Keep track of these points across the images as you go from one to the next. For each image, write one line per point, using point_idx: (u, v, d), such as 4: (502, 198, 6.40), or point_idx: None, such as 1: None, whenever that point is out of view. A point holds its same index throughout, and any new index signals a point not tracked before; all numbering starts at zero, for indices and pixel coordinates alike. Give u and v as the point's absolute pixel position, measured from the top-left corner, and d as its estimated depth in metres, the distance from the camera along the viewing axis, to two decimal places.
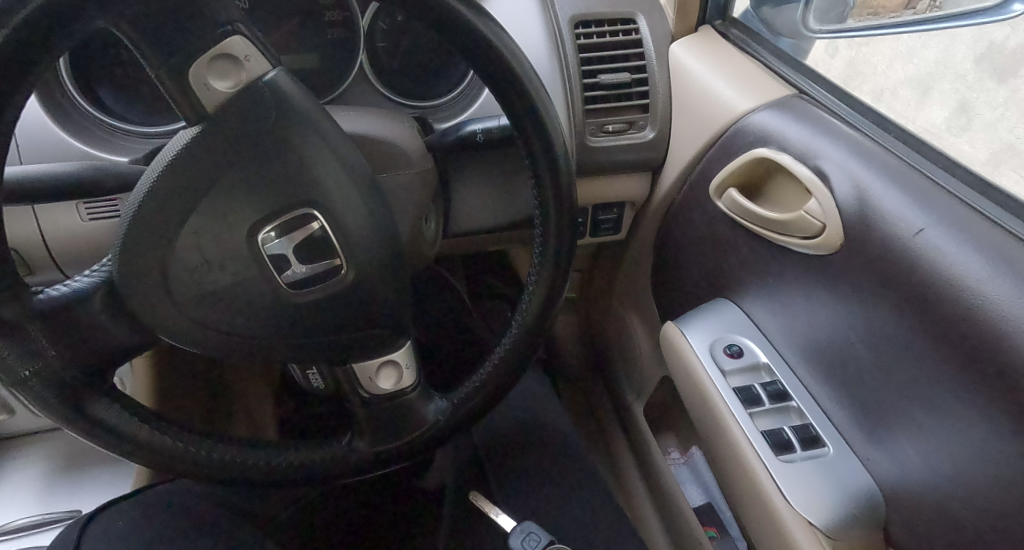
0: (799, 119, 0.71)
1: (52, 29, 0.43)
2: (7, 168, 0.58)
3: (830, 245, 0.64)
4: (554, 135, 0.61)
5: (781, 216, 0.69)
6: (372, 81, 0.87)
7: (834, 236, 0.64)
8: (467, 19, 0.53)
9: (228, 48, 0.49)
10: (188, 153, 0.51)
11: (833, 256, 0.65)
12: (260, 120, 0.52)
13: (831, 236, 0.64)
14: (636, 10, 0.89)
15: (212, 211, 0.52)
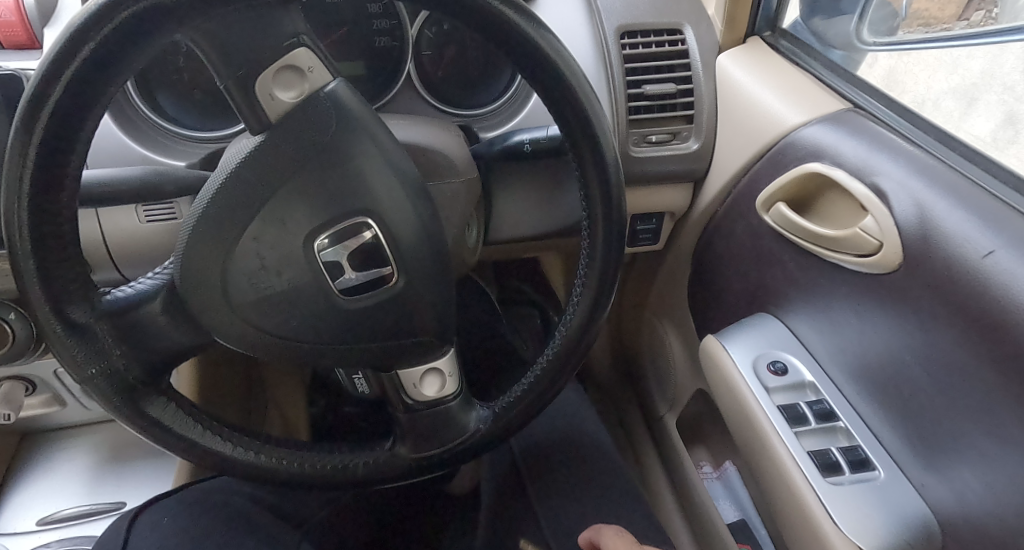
0: (854, 134, 0.70)
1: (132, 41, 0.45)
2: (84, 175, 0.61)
3: (887, 264, 0.63)
4: (605, 146, 0.61)
5: (834, 232, 0.68)
6: (418, 88, 0.88)
7: (892, 255, 0.63)
8: (524, 30, 0.53)
9: (293, 60, 0.51)
10: (253, 160, 0.53)
11: (889, 275, 0.63)
12: (321, 129, 0.54)
13: (888, 255, 0.63)
14: (682, 21, 0.89)
15: (273, 218, 0.54)
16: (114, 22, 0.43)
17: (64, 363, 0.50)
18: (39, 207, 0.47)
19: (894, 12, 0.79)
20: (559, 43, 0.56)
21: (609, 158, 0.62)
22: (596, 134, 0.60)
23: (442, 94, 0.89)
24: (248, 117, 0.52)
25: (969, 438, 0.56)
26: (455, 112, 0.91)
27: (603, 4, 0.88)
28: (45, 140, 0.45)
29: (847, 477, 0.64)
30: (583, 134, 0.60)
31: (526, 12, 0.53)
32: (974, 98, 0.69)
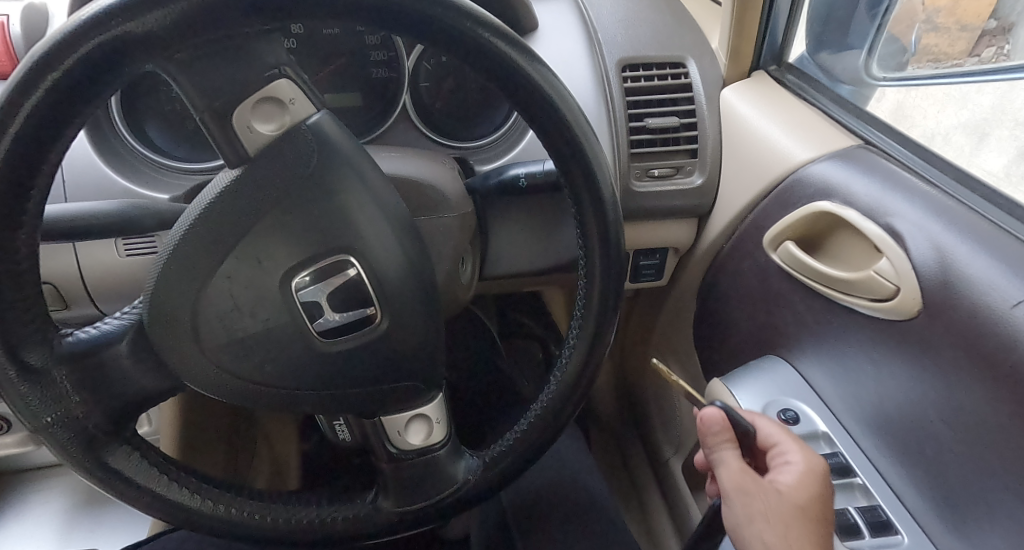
0: (866, 172, 0.67)
1: (101, 72, 0.42)
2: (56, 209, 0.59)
3: (907, 310, 0.59)
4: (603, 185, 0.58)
5: (847, 274, 0.65)
6: (413, 119, 0.86)
7: (911, 300, 0.59)
8: (515, 61, 0.50)
9: (274, 91, 0.49)
10: (231, 193, 0.50)
11: (909, 321, 0.59)
12: (302, 164, 0.51)
13: (907, 300, 0.59)
14: (686, 54, 0.87)
15: (249, 255, 0.51)
16: (80, 52, 0.41)
17: (17, 409, 0.46)
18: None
19: (903, 47, 0.77)
20: (554, 76, 0.53)
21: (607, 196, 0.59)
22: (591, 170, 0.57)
23: (437, 125, 0.87)
24: (225, 150, 0.50)
25: (1004, 503, 0.51)
26: (451, 144, 0.88)
27: (604, 36, 0.86)
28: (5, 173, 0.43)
29: (867, 542, 0.58)
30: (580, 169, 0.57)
31: (519, 44, 0.51)
32: (984, 133, 0.66)
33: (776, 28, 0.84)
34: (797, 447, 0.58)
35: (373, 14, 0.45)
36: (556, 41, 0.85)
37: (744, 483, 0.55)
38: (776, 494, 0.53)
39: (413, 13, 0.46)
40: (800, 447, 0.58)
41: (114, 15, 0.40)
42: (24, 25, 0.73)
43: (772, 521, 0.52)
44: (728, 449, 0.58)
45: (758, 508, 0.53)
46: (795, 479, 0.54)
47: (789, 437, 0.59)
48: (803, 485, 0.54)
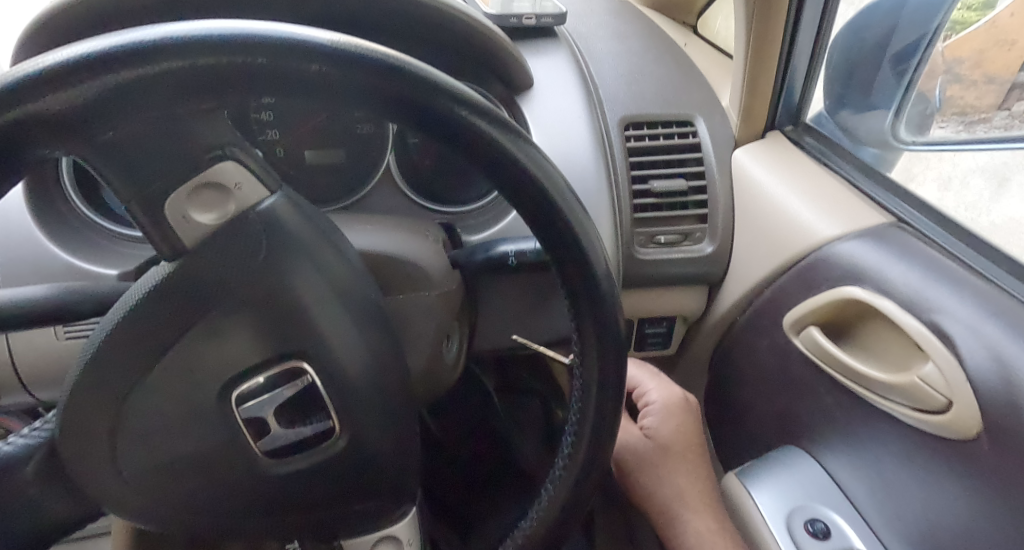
0: (903, 257, 0.60)
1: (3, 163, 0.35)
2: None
3: (964, 430, 0.53)
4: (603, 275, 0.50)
5: (889, 379, 0.58)
6: (398, 181, 0.80)
7: (970, 419, 0.52)
8: (491, 135, 0.42)
9: (216, 177, 0.41)
10: (162, 291, 0.43)
11: (968, 442, 0.53)
12: (249, 257, 0.44)
13: (965, 418, 0.53)
14: (694, 112, 0.80)
15: (186, 362, 0.44)
16: None
17: None
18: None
19: (925, 100, 0.71)
20: (540, 154, 0.45)
21: (609, 288, 0.50)
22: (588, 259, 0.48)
23: (424, 186, 0.80)
24: (159, 242, 0.43)
25: None
26: (437, 208, 0.81)
27: (605, 92, 0.81)
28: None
29: None
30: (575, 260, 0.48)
31: (492, 114, 0.42)
32: (1004, 180, 0.64)
33: (794, 86, 0.77)
34: (664, 388, 0.76)
35: (327, 91, 0.38)
36: (551, 97, 0.77)
37: (627, 443, 0.74)
38: (642, 437, 0.73)
39: (370, 87, 0.38)
40: (660, 388, 0.76)
41: (9, 96, 0.33)
42: None
43: (643, 460, 0.72)
44: (609, 404, 0.78)
45: (638, 457, 0.73)
46: (662, 425, 0.73)
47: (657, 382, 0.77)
48: (661, 429, 0.73)
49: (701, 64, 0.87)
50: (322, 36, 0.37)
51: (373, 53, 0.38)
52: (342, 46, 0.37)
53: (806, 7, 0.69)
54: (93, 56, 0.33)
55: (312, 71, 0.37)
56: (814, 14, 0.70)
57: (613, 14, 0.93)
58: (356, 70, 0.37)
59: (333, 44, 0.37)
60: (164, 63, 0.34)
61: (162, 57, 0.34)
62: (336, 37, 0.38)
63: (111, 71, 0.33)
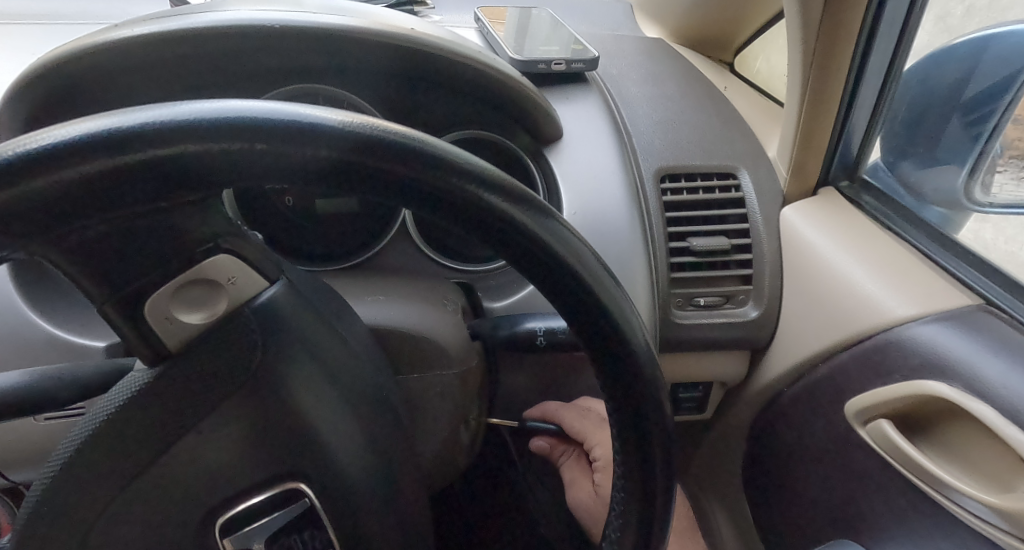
0: (999, 353, 0.53)
1: None
2: None
3: None
4: (648, 366, 0.39)
5: (991, 500, 0.51)
6: (414, 238, 0.74)
7: None
8: (495, 207, 0.33)
9: (208, 273, 0.36)
10: (137, 404, 0.37)
11: None
12: (243, 359, 0.38)
13: None
14: (738, 165, 0.74)
15: (168, 480, 0.39)
16: None
17: None
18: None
19: (986, 151, 0.65)
20: (561, 223, 0.35)
21: (655, 375, 0.39)
22: (631, 349, 0.38)
23: (442, 242, 0.74)
24: (139, 347, 0.37)
25: None
26: (453, 265, 0.75)
27: (639, 142, 0.74)
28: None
29: None
30: (616, 352, 0.38)
31: (499, 185, 0.33)
32: None
33: (851, 139, 0.70)
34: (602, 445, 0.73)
35: (329, 177, 0.31)
36: (581, 150, 0.71)
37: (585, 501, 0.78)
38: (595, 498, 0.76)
39: (368, 170, 0.31)
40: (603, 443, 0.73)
41: None
42: None
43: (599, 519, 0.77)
44: (568, 451, 0.80)
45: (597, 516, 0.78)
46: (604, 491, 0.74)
47: (594, 435, 0.73)
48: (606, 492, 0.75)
49: (743, 110, 0.81)
50: (312, 110, 0.31)
51: (380, 132, 0.31)
52: (338, 123, 0.30)
53: (870, 56, 0.63)
54: (56, 147, 0.27)
55: (316, 157, 0.30)
56: (880, 62, 0.64)
57: (646, 54, 0.87)
58: (361, 154, 0.30)
59: (341, 126, 0.30)
60: (144, 152, 0.28)
61: (144, 147, 0.28)
62: (323, 110, 0.31)
63: (80, 163, 0.27)
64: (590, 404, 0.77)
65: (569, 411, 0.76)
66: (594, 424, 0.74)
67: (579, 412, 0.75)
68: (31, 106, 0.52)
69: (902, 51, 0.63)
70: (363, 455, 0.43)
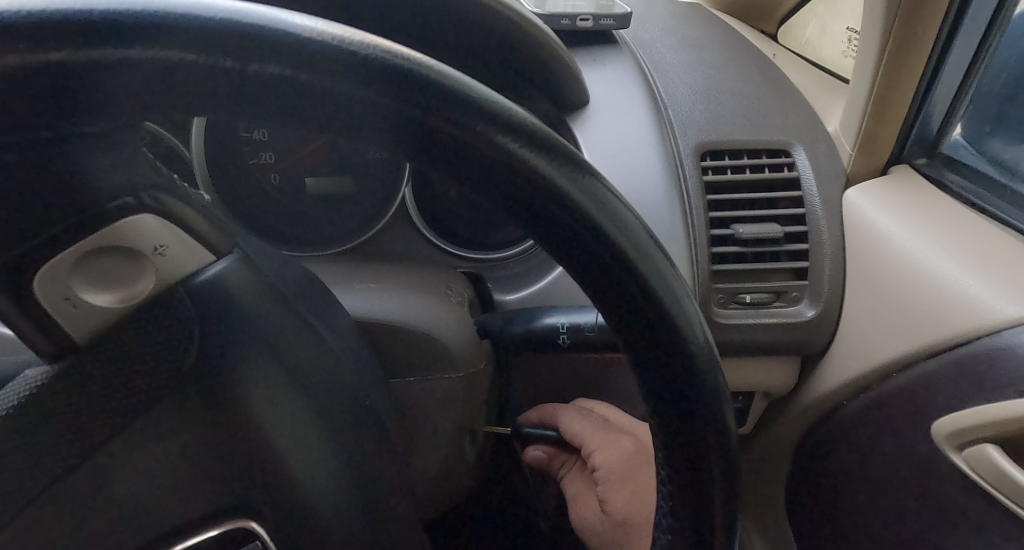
0: None
1: None
2: None
3: None
4: (712, 383, 0.27)
5: None
6: (416, 221, 0.65)
7: None
8: (521, 150, 0.22)
9: (125, 237, 0.27)
10: (26, 421, 0.27)
11: None
12: (175, 355, 0.29)
13: None
14: (792, 139, 0.64)
15: (75, 520, 0.29)
16: None
17: None
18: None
19: None
20: (606, 187, 0.24)
21: (719, 391, 0.28)
22: (690, 359, 0.27)
23: (448, 225, 0.65)
24: (35, 338, 0.27)
25: None
26: (460, 253, 0.66)
27: (676, 112, 0.64)
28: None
29: None
30: (669, 361, 0.27)
31: (529, 124, 0.22)
32: None
33: (934, 109, 0.60)
34: (603, 448, 0.60)
35: (275, 109, 0.20)
36: (612, 123, 0.62)
37: (590, 522, 0.62)
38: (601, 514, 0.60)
39: (329, 96, 0.20)
40: (605, 446, 0.61)
41: None
42: None
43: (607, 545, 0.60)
44: (570, 463, 0.66)
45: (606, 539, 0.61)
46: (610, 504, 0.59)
47: (594, 437, 0.61)
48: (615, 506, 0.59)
49: (795, 80, 0.71)
50: (246, 5, 0.20)
51: (349, 41, 0.20)
52: (284, 26, 0.19)
53: (972, 5, 0.53)
54: None
55: (261, 71, 0.19)
56: (981, 14, 0.54)
57: (681, 18, 0.77)
58: (317, 71, 0.19)
59: (302, 32, 0.20)
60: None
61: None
62: (261, 7, 0.20)
63: None
64: (591, 406, 0.65)
65: (567, 412, 0.65)
66: (595, 426, 0.62)
67: (580, 413, 0.64)
68: None
69: (1009, 1, 0.53)
70: (347, 482, 0.34)
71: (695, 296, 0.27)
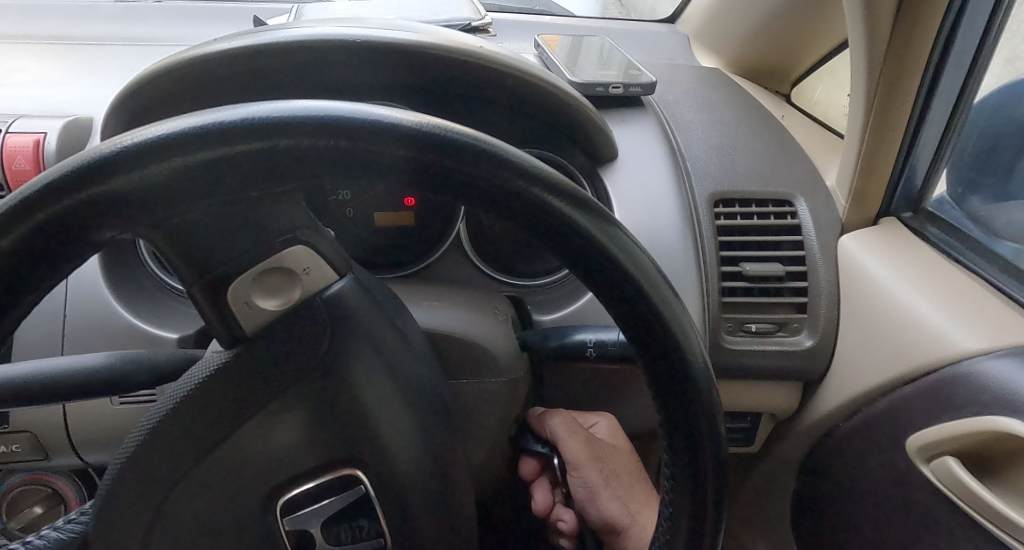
0: None
1: (67, 254, 0.32)
2: (30, 364, 0.51)
3: None
4: (703, 384, 0.37)
5: None
6: (467, 250, 0.76)
7: None
8: (564, 208, 0.33)
9: (286, 261, 0.38)
10: (214, 386, 0.40)
11: None
12: (309, 346, 0.40)
13: None
14: (795, 192, 0.73)
15: (233, 460, 0.41)
16: (31, 224, 0.30)
17: None
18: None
19: None
20: (623, 232, 0.35)
21: (709, 388, 0.37)
22: (684, 361, 0.37)
23: (493, 256, 0.76)
24: (218, 329, 0.39)
25: None
26: (503, 278, 0.77)
27: (693, 166, 0.75)
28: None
29: None
30: (666, 362, 0.37)
31: (572, 190, 0.33)
32: None
33: (916, 170, 0.69)
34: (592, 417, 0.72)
35: (404, 174, 0.32)
36: (638, 174, 0.73)
37: (594, 453, 0.64)
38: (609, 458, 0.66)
39: (441, 169, 0.32)
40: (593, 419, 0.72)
41: (78, 177, 0.30)
42: (62, 135, 0.63)
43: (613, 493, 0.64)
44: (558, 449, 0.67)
45: (606, 471, 0.65)
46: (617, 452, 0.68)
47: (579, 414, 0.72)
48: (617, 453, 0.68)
49: (801, 139, 0.81)
50: (391, 113, 0.32)
51: (456, 135, 0.32)
52: (416, 124, 0.31)
53: (941, 84, 0.63)
54: (166, 137, 0.30)
55: (394, 155, 0.31)
56: (950, 93, 0.64)
57: (701, 82, 0.89)
58: (433, 154, 0.31)
59: (417, 126, 0.31)
60: (248, 144, 0.30)
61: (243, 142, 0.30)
62: (401, 114, 0.32)
63: (190, 151, 0.30)
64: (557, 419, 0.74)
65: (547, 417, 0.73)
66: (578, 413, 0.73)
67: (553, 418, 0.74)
68: (135, 108, 0.57)
69: (973, 81, 0.64)
70: (418, 450, 0.45)
71: (689, 316, 0.37)
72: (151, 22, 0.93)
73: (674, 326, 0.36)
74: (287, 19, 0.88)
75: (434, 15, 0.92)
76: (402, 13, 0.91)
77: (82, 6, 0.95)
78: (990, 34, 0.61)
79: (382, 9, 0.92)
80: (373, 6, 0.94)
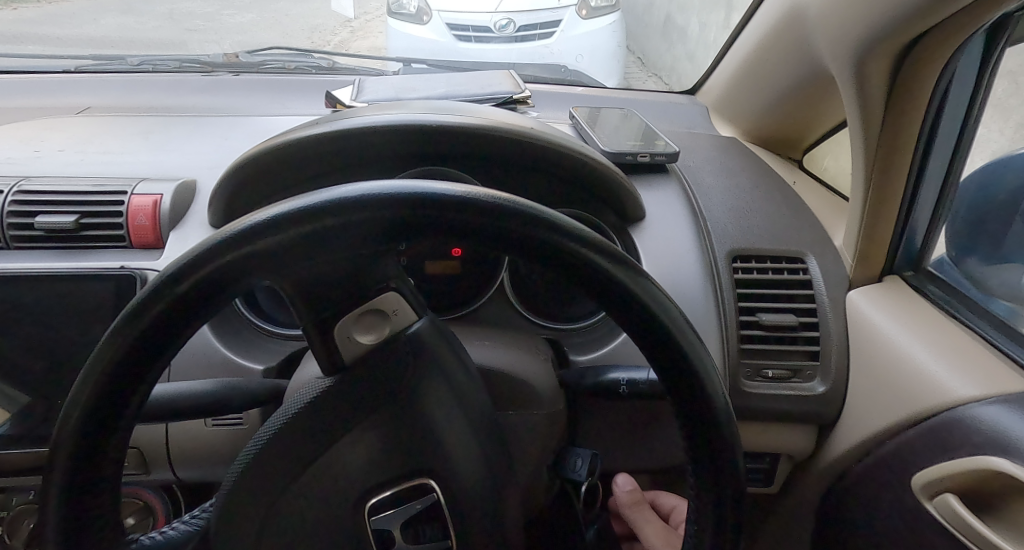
0: None
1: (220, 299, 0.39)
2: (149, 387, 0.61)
3: None
4: (723, 413, 0.45)
5: None
6: (509, 297, 0.85)
7: None
8: (607, 266, 0.41)
9: (380, 305, 0.47)
10: (318, 406, 0.48)
11: None
12: (396, 374, 0.49)
13: None
14: (806, 251, 0.82)
15: (329, 468, 0.49)
16: (201, 273, 0.38)
17: None
18: (77, 462, 0.40)
19: None
20: (654, 284, 0.43)
21: (727, 417, 0.45)
22: (706, 393, 0.44)
23: (534, 303, 0.85)
24: (323, 360, 0.48)
25: None
26: (541, 322, 0.85)
27: (713, 225, 0.84)
28: (95, 391, 0.39)
29: None
30: (690, 394, 0.44)
31: (613, 252, 0.42)
32: None
33: (915, 233, 0.77)
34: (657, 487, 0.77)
35: (483, 239, 0.41)
36: (664, 232, 0.82)
37: None
38: None
39: (513, 234, 0.41)
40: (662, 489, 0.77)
41: (240, 239, 0.38)
42: (173, 197, 0.75)
43: None
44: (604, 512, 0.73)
45: None
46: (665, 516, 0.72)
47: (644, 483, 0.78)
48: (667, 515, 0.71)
49: (811, 203, 0.90)
50: (472, 189, 0.41)
51: (525, 207, 0.41)
52: (493, 197, 0.40)
53: (932, 159, 0.72)
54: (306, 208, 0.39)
55: (477, 224, 0.40)
56: (939, 167, 0.72)
57: (720, 150, 0.99)
58: (506, 222, 0.40)
59: (496, 200, 0.40)
60: (366, 213, 0.39)
61: (366, 214, 0.39)
62: (480, 189, 0.41)
63: (324, 218, 0.39)
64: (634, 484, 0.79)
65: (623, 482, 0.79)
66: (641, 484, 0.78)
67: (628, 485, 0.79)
68: (239, 177, 0.68)
69: (960, 158, 0.72)
70: (478, 468, 0.52)
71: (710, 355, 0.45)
72: (234, 93, 1.08)
73: (696, 364, 0.44)
74: (352, 92, 1.02)
75: (480, 88, 1.04)
76: (451, 88, 1.03)
77: (176, 80, 1.10)
78: (970, 118, 0.70)
79: (434, 83, 1.05)
80: (426, 80, 1.07)
